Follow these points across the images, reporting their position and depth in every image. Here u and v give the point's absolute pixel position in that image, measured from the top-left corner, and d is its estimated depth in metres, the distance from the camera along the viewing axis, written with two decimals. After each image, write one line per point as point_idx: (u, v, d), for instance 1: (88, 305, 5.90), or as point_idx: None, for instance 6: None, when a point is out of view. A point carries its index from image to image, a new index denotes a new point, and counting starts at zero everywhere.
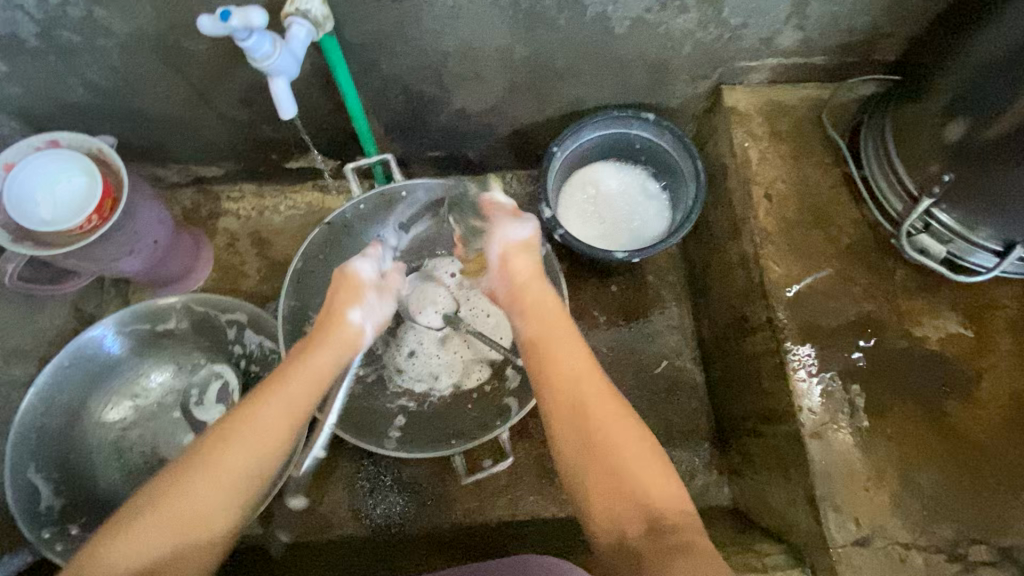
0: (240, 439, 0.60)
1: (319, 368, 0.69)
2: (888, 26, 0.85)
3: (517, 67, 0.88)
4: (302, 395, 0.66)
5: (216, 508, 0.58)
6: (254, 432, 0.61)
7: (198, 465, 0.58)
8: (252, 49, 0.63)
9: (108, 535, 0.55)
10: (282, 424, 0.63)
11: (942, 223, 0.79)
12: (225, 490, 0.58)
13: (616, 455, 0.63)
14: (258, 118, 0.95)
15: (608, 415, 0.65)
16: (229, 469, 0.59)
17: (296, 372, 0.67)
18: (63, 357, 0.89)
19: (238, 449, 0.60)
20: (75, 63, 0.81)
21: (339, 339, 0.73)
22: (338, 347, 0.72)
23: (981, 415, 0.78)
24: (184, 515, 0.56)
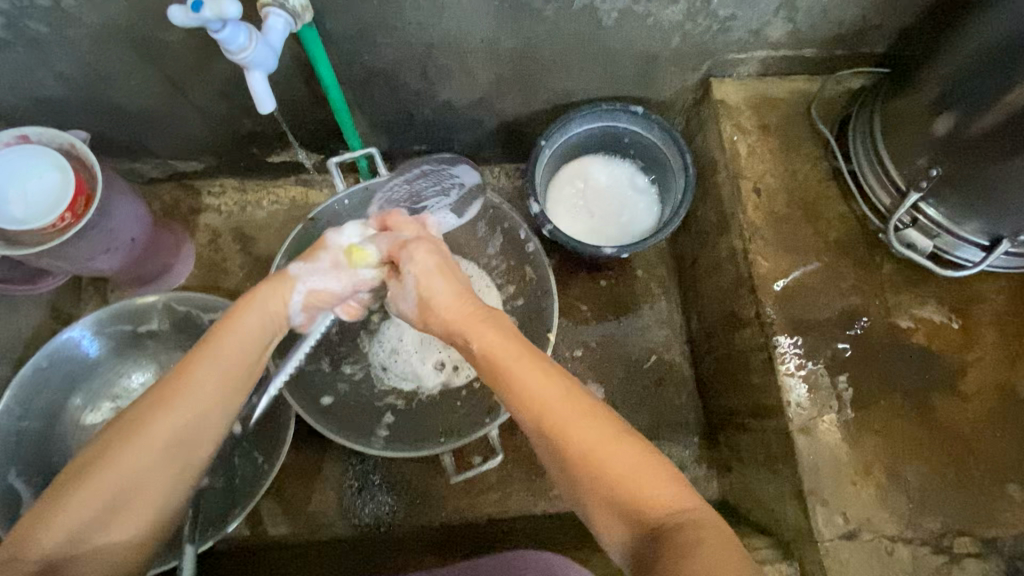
0: (171, 412, 0.57)
1: (248, 342, 0.64)
2: (877, 19, 0.84)
3: (503, 59, 0.87)
4: (234, 362, 0.62)
5: (148, 478, 0.56)
6: (185, 409, 0.58)
7: (129, 430, 0.56)
8: (227, 40, 0.60)
9: (47, 499, 0.53)
10: (216, 395, 0.60)
11: (930, 216, 0.79)
12: (160, 459, 0.57)
13: (598, 463, 0.55)
14: (238, 111, 0.93)
15: (587, 424, 0.57)
16: (161, 439, 0.56)
17: (231, 335, 0.63)
18: (41, 359, 0.87)
19: (175, 418, 0.57)
20: (44, 55, 0.78)
21: (274, 303, 0.67)
22: (272, 308, 0.67)
23: (966, 407, 0.79)
24: (119, 484, 0.54)
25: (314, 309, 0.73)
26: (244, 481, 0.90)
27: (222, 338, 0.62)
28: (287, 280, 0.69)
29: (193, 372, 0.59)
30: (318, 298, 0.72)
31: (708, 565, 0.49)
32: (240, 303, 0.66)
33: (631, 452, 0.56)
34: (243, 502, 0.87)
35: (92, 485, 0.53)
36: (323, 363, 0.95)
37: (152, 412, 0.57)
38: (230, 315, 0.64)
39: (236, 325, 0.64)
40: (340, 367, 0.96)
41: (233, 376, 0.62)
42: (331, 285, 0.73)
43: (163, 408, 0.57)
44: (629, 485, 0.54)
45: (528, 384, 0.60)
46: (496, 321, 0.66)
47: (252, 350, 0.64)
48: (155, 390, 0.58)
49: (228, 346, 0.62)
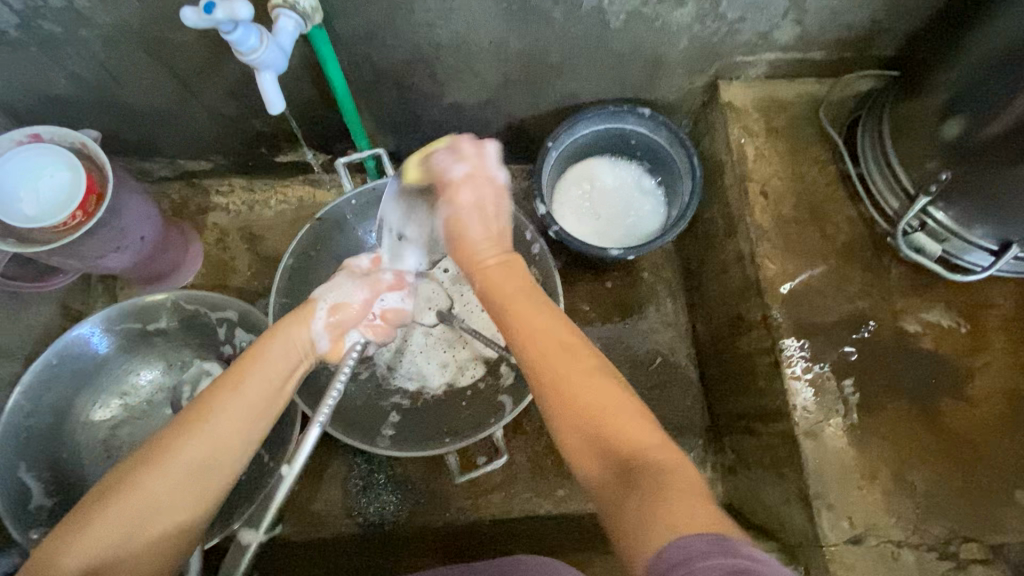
0: (197, 437, 0.58)
1: (271, 373, 0.65)
2: (886, 21, 0.84)
3: (511, 61, 0.87)
4: (261, 394, 0.63)
5: (171, 506, 0.56)
6: (211, 435, 0.59)
7: (156, 459, 0.56)
8: (238, 42, 0.61)
9: (72, 522, 0.53)
10: (242, 424, 0.61)
11: (938, 220, 0.79)
12: (185, 490, 0.57)
13: (567, 391, 0.57)
14: (248, 111, 0.93)
15: (569, 357, 0.59)
16: (187, 469, 0.57)
17: (255, 369, 0.64)
18: (51, 356, 0.88)
19: (202, 448, 0.58)
20: (57, 55, 0.79)
21: (298, 330, 0.70)
22: (298, 336, 0.70)
23: (974, 412, 0.78)
24: (143, 514, 0.54)
25: (339, 327, 0.76)
26: (250, 480, 0.90)
27: (248, 371, 0.64)
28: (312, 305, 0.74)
29: (220, 403, 0.61)
30: (341, 310, 0.76)
31: (672, 515, 0.45)
32: (264, 335, 0.69)
33: (607, 398, 0.56)
34: (248, 500, 0.88)
35: (118, 514, 0.53)
36: None
37: (177, 441, 0.57)
38: (254, 350, 0.66)
39: (261, 358, 0.66)
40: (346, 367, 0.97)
41: (259, 407, 0.63)
42: (355, 301, 0.78)
43: (190, 438, 0.58)
44: (595, 416, 0.55)
45: (530, 317, 0.63)
46: (510, 268, 0.70)
47: (277, 382, 0.66)
48: (182, 417, 0.59)
49: (254, 380, 0.64)
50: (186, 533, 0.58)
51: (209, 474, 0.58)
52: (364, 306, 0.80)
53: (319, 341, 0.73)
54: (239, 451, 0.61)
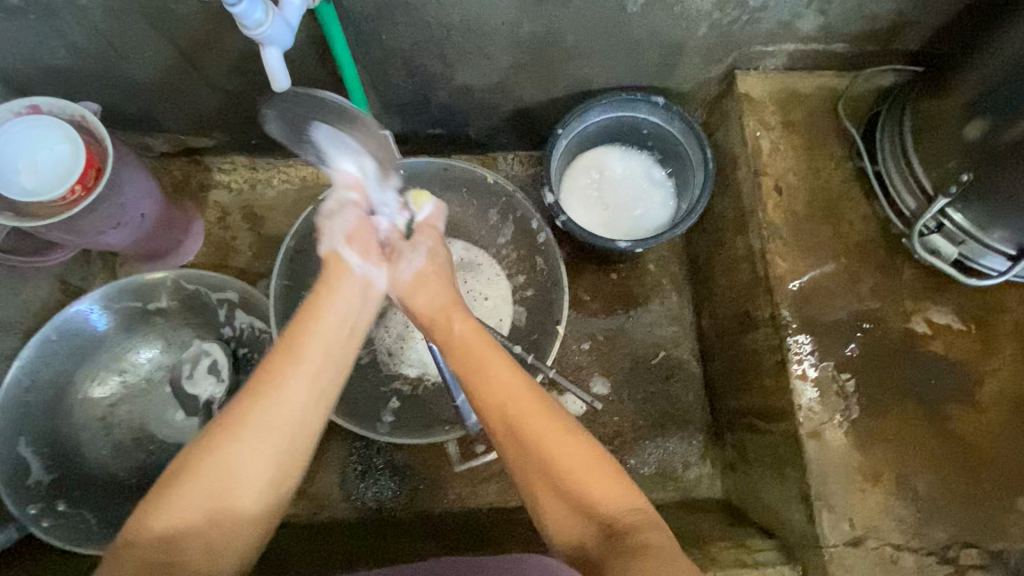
0: (271, 398, 0.55)
1: (334, 334, 0.60)
2: (913, 13, 0.81)
3: (523, 43, 0.84)
4: (322, 355, 0.58)
5: (253, 477, 0.53)
6: (282, 398, 0.55)
7: (237, 422, 0.53)
8: (243, 15, 0.58)
9: (159, 493, 0.51)
10: (311, 388, 0.56)
11: (955, 223, 0.77)
12: (265, 459, 0.53)
13: (547, 457, 0.56)
14: (251, 87, 0.91)
15: (541, 420, 0.57)
16: (263, 437, 0.53)
17: (315, 327, 0.59)
18: (50, 332, 0.88)
19: (276, 415, 0.54)
20: (55, 24, 0.76)
21: (346, 284, 0.63)
22: (347, 290, 0.63)
23: (981, 418, 0.77)
24: (225, 486, 0.52)
25: (375, 258, 0.66)
26: None
27: (308, 332, 0.59)
28: (335, 261, 0.65)
29: (287, 366, 0.56)
30: (357, 239, 0.66)
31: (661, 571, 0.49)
32: (321, 296, 0.62)
33: (589, 459, 0.56)
34: None
35: (201, 486, 0.51)
36: None
37: (250, 411, 0.53)
38: (312, 306, 0.61)
39: (318, 313, 0.60)
40: None
41: (327, 369, 0.58)
42: (357, 225, 0.67)
43: (261, 407, 0.54)
44: (576, 480, 0.55)
45: (496, 384, 0.59)
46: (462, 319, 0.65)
47: (337, 340, 0.60)
48: (254, 381, 0.56)
49: (315, 342, 0.58)
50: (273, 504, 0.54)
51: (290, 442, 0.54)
52: (369, 221, 0.68)
53: (370, 271, 0.65)
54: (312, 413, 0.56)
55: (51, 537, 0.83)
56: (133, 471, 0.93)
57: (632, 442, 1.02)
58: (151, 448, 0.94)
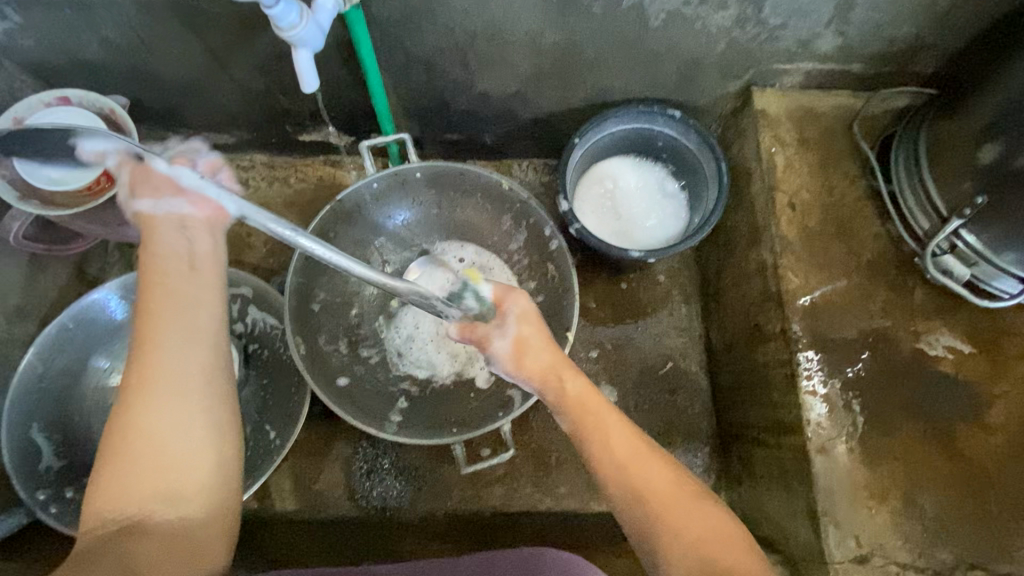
0: (157, 361, 0.58)
1: (184, 288, 0.62)
2: (930, 37, 0.82)
3: (545, 53, 0.86)
4: (172, 301, 0.61)
5: (170, 430, 0.56)
6: (165, 356, 0.58)
7: (133, 396, 0.56)
8: (278, 17, 0.60)
9: (98, 479, 0.54)
10: (185, 337, 0.59)
11: (968, 244, 0.77)
12: (163, 406, 0.56)
13: (673, 527, 0.56)
14: (276, 88, 0.93)
15: (671, 487, 0.59)
16: (161, 385, 0.57)
17: (158, 289, 0.61)
18: (68, 319, 0.90)
19: (160, 365, 0.57)
20: (91, 19, 0.78)
21: (164, 239, 0.64)
22: (172, 239, 0.64)
23: (989, 440, 0.77)
24: (150, 441, 0.55)
25: (170, 192, 0.66)
26: (256, 457, 0.91)
27: (155, 293, 0.61)
28: (144, 219, 0.65)
29: (156, 329, 0.59)
30: (141, 188, 0.66)
31: None
32: (147, 262, 0.63)
33: (712, 520, 0.57)
34: (254, 476, 0.89)
35: (128, 454, 0.54)
36: (341, 345, 0.96)
37: (134, 376, 0.57)
38: (147, 274, 0.62)
39: (151, 267, 0.63)
40: (357, 349, 0.98)
41: (189, 315, 0.61)
42: (134, 177, 0.67)
43: (150, 365, 0.57)
44: (711, 547, 0.55)
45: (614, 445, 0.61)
46: (582, 378, 0.67)
47: (183, 278, 0.62)
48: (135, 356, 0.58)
49: (167, 297, 0.61)
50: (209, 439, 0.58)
51: (194, 389, 0.58)
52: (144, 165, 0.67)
53: (172, 205, 0.65)
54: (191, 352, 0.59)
55: (58, 522, 0.83)
56: None
57: None
58: None
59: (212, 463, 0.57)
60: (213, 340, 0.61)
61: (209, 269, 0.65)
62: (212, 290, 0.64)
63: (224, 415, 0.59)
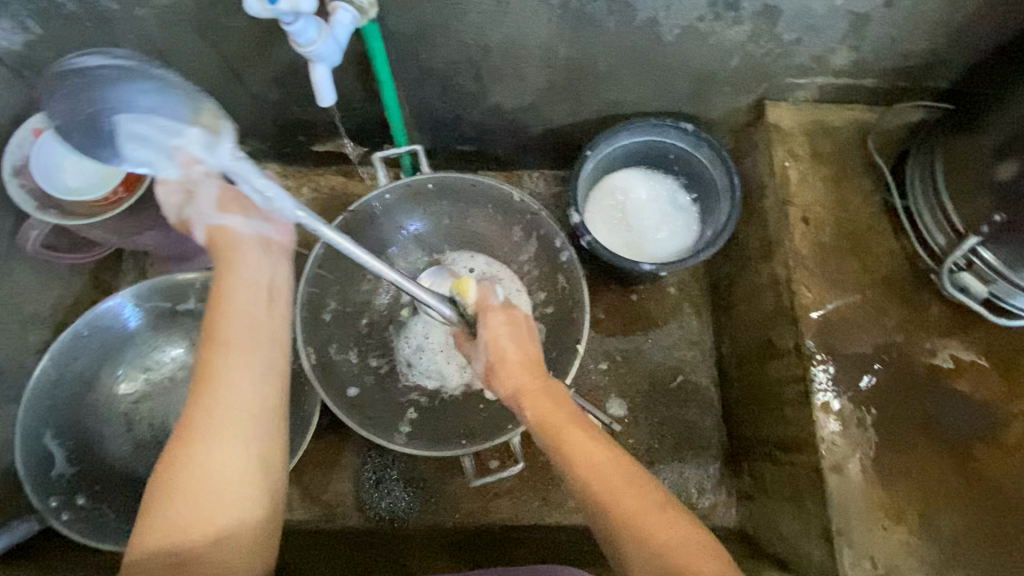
0: (222, 388, 0.59)
1: (254, 319, 0.65)
2: (945, 52, 0.82)
3: (559, 67, 0.86)
4: (244, 333, 0.63)
5: (230, 459, 0.57)
6: (231, 385, 0.59)
7: (195, 423, 0.57)
8: (297, 33, 0.61)
9: (152, 507, 0.54)
10: (251, 367, 0.61)
11: (984, 260, 0.76)
12: (234, 442, 0.57)
13: (640, 536, 0.53)
14: (290, 99, 0.94)
15: (643, 498, 0.56)
16: (228, 419, 0.58)
17: (230, 318, 0.63)
18: (81, 326, 0.90)
19: (230, 398, 0.59)
20: (111, 32, 0.79)
21: (241, 263, 0.68)
22: (248, 265, 0.68)
23: (1007, 460, 0.76)
24: (214, 477, 0.56)
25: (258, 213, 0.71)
26: None
27: (226, 320, 0.63)
28: (226, 234, 0.69)
29: (224, 356, 0.61)
30: (229, 204, 0.70)
31: None
32: (220, 288, 0.66)
33: (684, 532, 0.53)
34: None
35: (190, 490, 0.54)
36: (351, 355, 0.97)
37: (202, 408, 0.58)
38: (219, 299, 0.65)
39: (225, 296, 0.65)
40: (368, 359, 0.98)
41: (257, 345, 0.63)
42: (221, 195, 0.70)
43: (216, 392, 0.59)
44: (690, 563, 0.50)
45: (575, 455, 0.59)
46: (556, 395, 0.65)
47: (254, 312, 0.65)
48: (200, 382, 0.60)
49: (237, 325, 0.63)
50: (268, 474, 0.59)
51: (254, 419, 0.59)
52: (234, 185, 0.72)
53: (260, 227, 0.71)
54: (262, 386, 0.61)
55: (69, 530, 0.84)
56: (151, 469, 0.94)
57: (647, 466, 1.02)
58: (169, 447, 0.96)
59: (264, 505, 0.58)
60: (278, 374, 0.64)
61: (280, 302, 0.69)
62: (277, 326, 0.66)
63: (281, 453, 0.61)
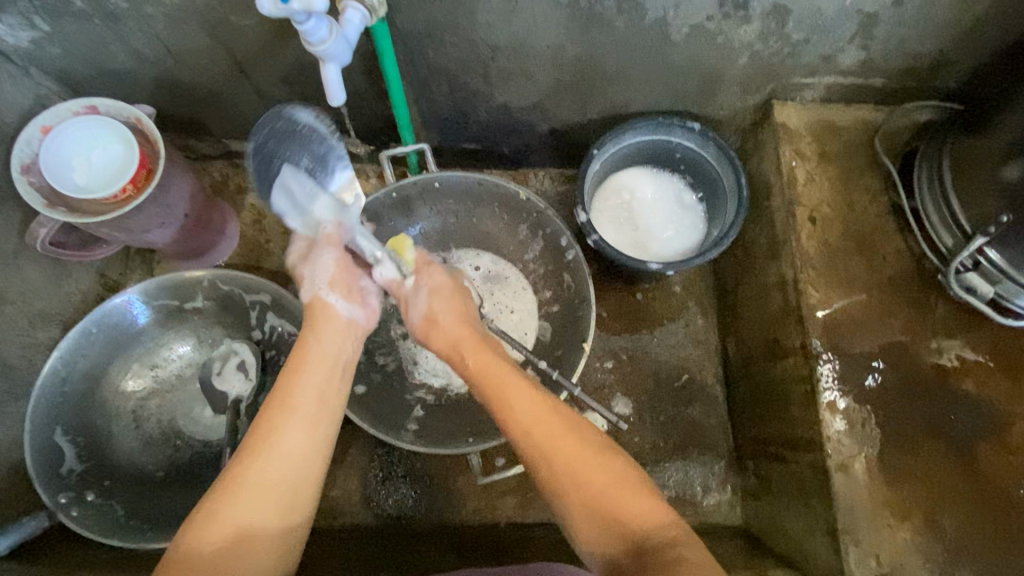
0: (276, 450, 0.59)
1: (321, 383, 0.65)
2: (954, 52, 0.82)
3: (567, 66, 0.86)
4: (311, 399, 0.63)
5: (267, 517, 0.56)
6: (284, 447, 0.59)
7: (241, 477, 0.57)
8: (309, 32, 0.61)
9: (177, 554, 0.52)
10: (307, 433, 0.61)
11: (992, 261, 0.76)
12: (265, 512, 0.56)
13: (580, 481, 0.58)
14: (298, 97, 0.94)
15: (591, 453, 0.60)
16: (272, 481, 0.57)
17: (297, 380, 0.64)
18: (90, 324, 0.90)
19: (280, 461, 0.59)
20: (120, 30, 0.79)
21: (327, 328, 0.70)
22: (332, 332, 0.70)
23: (1012, 460, 0.76)
24: (240, 531, 0.55)
25: (354, 297, 0.72)
26: None
27: (295, 380, 0.64)
28: (324, 304, 0.71)
29: (282, 416, 0.61)
30: (337, 283, 0.72)
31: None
32: (300, 347, 0.68)
33: (621, 476, 0.59)
34: None
35: (218, 543, 0.53)
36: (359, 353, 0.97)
37: (251, 461, 0.58)
38: (297, 356, 0.67)
39: (304, 362, 0.66)
40: (374, 357, 0.98)
41: (315, 409, 0.63)
42: (336, 271, 0.72)
43: (269, 448, 0.59)
44: (603, 498, 0.58)
45: (516, 410, 0.63)
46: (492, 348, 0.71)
47: (326, 386, 0.65)
48: (254, 435, 0.60)
49: (302, 387, 0.64)
50: (288, 543, 0.58)
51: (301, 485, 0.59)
52: (353, 265, 0.74)
53: (355, 311, 0.72)
54: (310, 459, 0.60)
55: (80, 527, 0.84)
56: (160, 465, 0.95)
57: (653, 464, 1.02)
58: (177, 444, 0.97)
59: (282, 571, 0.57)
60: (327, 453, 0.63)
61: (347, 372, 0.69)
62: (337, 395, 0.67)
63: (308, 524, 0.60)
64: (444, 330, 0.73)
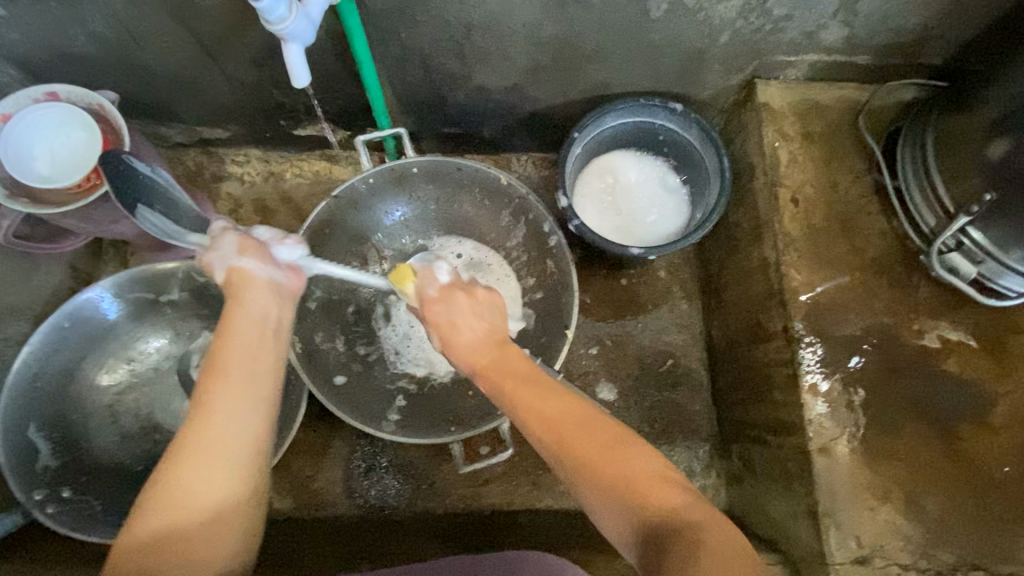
0: (216, 414, 0.55)
1: (254, 346, 0.60)
2: (939, 28, 0.80)
3: (544, 46, 0.84)
4: (244, 361, 0.59)
5: (211, 485, 0.53)
6: (225, 410, 0.55)
7: (180, 448, 0.53)
8: (267, 10, 0.58)
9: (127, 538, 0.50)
10: (244, 395, 0.57)
11: (974, 240, 0.76)
12: (212, 479, 0.53)
13: (607, 481, 0.52)
14: (268, 81, 0.91)
15: (619, 451, 0.54)
16: (212, 453, 0.54)
17: (230, 342, 0.59)
18: (61, 318, 0.88)
19: (218, 433, 0.54)
20: (77, 13, 0.76)
21: (251, 292, 0.63)
22: (257, 292, 0.63)
23: (994, 440, 0.76)
24: (184, 506, 0.52)
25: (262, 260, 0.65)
26: None
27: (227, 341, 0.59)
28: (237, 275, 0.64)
29: (218, 381, 0.57)
30: (247, 250, 0.65)
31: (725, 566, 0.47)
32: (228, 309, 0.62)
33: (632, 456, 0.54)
34: None
35: (163, 524, 0.51)
36: (338, 343, 0.95)
37: (191, 432, 0.54)
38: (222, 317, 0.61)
39: (231, 324, 0.61)
40: (354, 347, 0.96)
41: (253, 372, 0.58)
42: (243, 240, 0.65)
43: (207, 413, 0.55)
44: (639, 492, 0.52)
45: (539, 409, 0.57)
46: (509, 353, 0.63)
47: (259, 347, 0.60)
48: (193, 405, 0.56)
49: (233, 349, 0.59)
50: (239, 510, 0.55)
51: (246, 448, 0.55)
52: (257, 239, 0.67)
53: (274, 272, 0.65)
54: (254, 421, 0.56)
55: (57, 523, 0.82)
56: (139, 459, 0.94)
57: None
58: (156, 437, 0.95)
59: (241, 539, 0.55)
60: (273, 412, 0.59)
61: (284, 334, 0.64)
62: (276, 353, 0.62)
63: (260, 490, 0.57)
64: (464, 344, 0.63)
